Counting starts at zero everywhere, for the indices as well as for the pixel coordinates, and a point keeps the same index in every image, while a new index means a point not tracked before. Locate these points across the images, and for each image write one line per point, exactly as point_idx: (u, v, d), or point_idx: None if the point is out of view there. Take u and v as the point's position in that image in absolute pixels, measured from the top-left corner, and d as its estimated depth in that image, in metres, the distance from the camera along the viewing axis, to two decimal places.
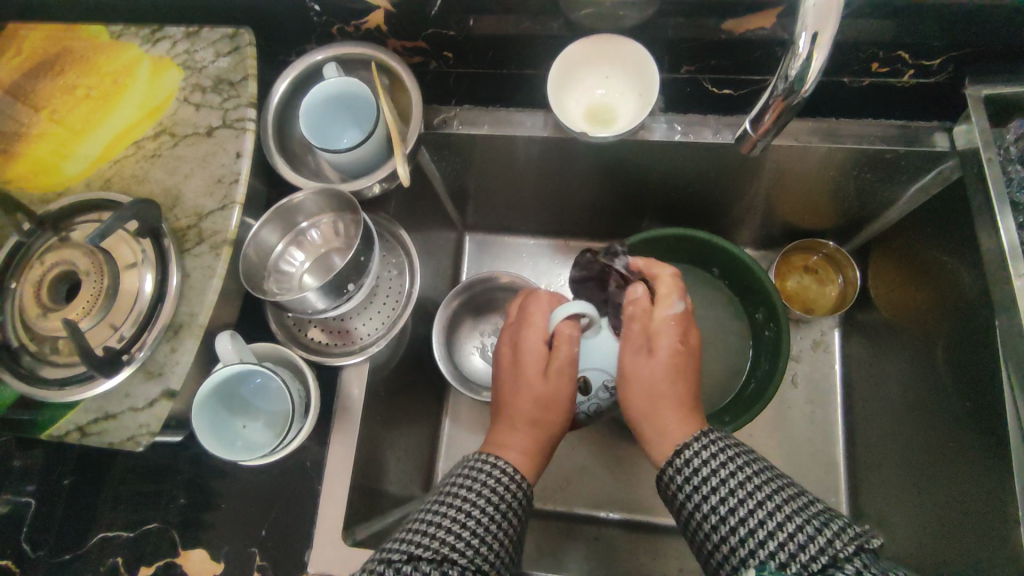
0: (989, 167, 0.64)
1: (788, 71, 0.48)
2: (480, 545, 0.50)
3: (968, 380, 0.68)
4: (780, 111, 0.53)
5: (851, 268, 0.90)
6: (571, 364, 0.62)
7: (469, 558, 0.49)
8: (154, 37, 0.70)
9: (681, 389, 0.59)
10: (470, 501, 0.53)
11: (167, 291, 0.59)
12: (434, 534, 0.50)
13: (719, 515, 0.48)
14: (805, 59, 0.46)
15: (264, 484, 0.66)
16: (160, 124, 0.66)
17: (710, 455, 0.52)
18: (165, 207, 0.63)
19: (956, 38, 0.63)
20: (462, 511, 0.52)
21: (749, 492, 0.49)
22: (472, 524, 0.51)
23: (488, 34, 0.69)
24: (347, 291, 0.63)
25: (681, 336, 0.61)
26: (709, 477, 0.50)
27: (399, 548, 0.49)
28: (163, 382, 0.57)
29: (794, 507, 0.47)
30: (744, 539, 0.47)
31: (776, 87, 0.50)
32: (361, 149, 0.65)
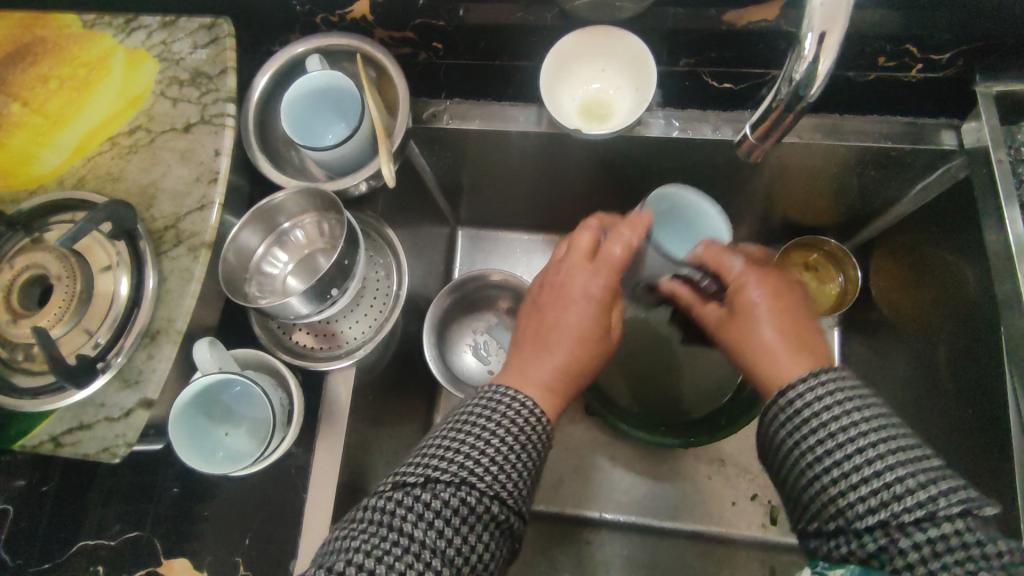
0: (999, 166, 0.62)
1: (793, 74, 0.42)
2: (500, 474, 0.48)
3: (969, 384, 0.67)
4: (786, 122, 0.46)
5: (852, 267, 0.87)
6: (619, 265, 0.62)
7: (486, 484, 0.47)
8: (129, 27, 0.66)
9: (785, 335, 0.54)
10: (491, 429, 0.50)
11: (143, 295, 0.57)
12: (450, 459, 0.47)
13: (816, 455, 0.45)
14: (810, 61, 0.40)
15: (247, 491, 0.65)
16: (136, 119, 0.63)
17: (819, 393, 0.46)
18: (140, 207, 0.60)
19: (967, 32, 0.60)
20: (481, 439, 0.49)
21: (856, 437, 0.44)
22: (491, 453, 0.48)
23: (478, 23, 0.66)
24: (331, 296, 0.60)
25: (764, 283, 0.57)
26: (810, 416, 0.46)
27: (415, 472, 0.47)
28: (140, 391, 0.55)
29: (900, 458, 0.42)
30: (836, 481, 0.43)
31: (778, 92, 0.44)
32: (347, 145, 0.63)
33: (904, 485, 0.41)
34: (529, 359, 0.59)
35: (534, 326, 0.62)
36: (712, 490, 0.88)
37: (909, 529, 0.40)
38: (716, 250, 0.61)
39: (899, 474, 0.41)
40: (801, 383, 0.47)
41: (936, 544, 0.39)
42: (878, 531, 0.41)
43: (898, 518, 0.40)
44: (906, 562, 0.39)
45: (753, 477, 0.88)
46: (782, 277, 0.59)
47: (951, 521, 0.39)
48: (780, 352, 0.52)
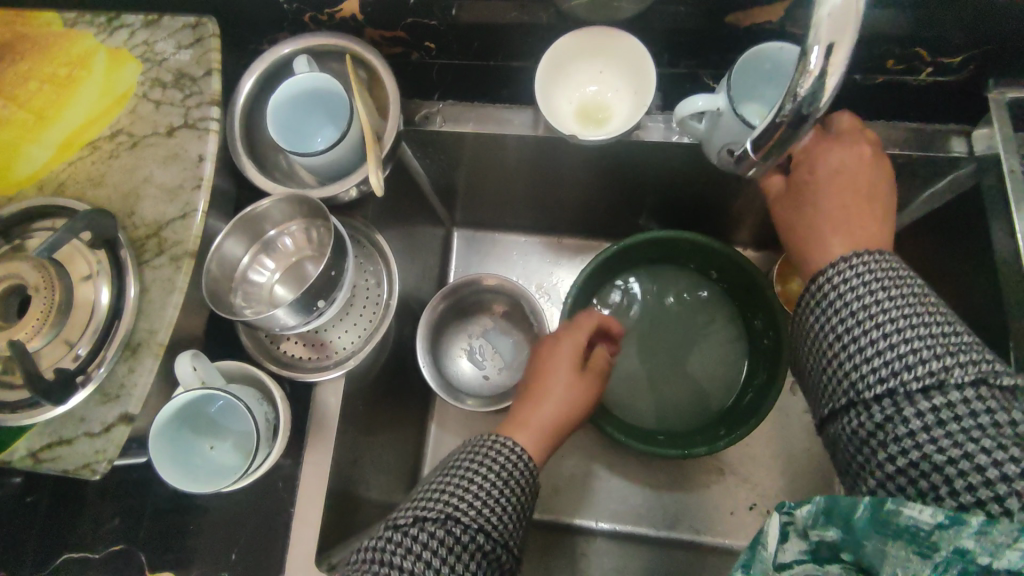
0: (1011, 178, 0.60)
1: (798, 91, 0.37)
2: (484, 509, 0.52)
3: None
4: (783, 145, 0.42)
5: None
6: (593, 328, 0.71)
7: (471, 517, 0.51)
8: (110, 25, 0.64)
9: (850, 212, 0.55)
10: (476, 473, 0.54)
11: (124, 306, 0.55)
12: (438, 498, 0.52)
13: (839, 327, 0.46)
14: (818, 77, 0.36)
15: (234, 504, 0.64)
16: (118, 122, 0.61)
17: (849, 271, 0.47)
18: (122, 214, 0.58)
19: (981, 35, 0.57)
20: (467, 478, 0.54)
21: (884, 309, 0.44)
22: (476, 489, 0.53)
23: (472, 23, 0.64)
24: (318, 308, 0.59)
25: (838, 156, 0.58)
26: (839, 292, 0.47)
27: (406, 513, 0.52)
28: (121, 406, 0.53)
29: (919, 331, 0.43)
30: (854, 354, 0.44)
31: (778, 110, 0.39)
32: (336, 150, 0.61)
33: (922, 356, 0.42)
34: (523, 406, 0.65)
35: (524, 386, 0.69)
36: (709, 499, 0.86)
37: (917, 397, 0.41)
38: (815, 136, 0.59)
39: (920, 351, 0.42)
40: (846, 258, 0.48)
41: (942, 413, 0.40)
42: (887, 399, 0.42)
43: (909, 385, 0.41)
44: (910, 427, 0.40)
45: (751, 486, 0.86)
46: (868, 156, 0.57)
47: (961, 391, 0.40)
48: (830, 231, 0.55)
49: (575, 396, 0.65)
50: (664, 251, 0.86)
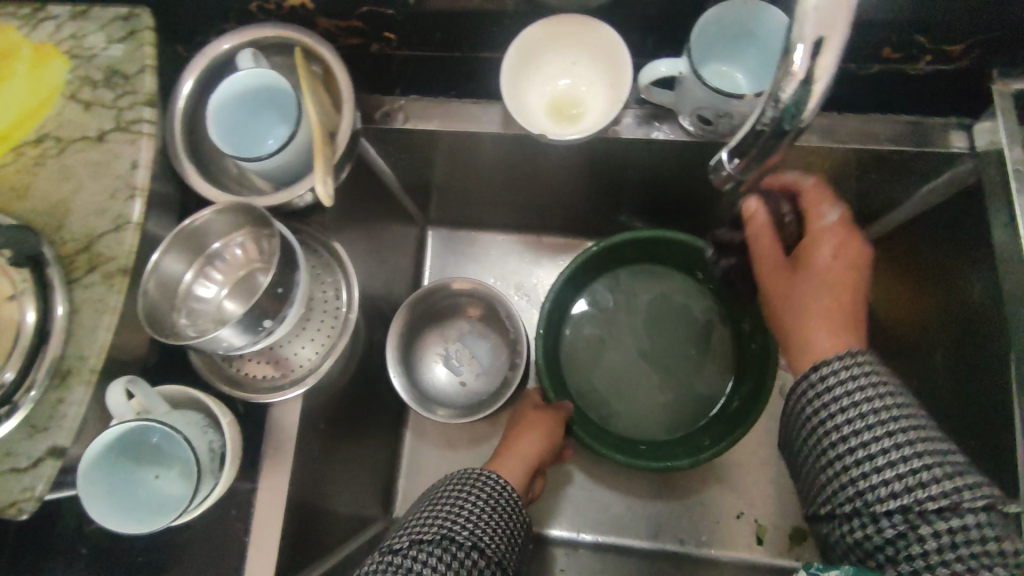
0: (1015, 175, 0.55)
1: (780, 94, 0.32)
2: (478, 529, 0.54)
3: (974, 414, 0.62)
4: (765, 156, 0.37)
5: None
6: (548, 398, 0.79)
7: (466, 537, 0.53)
8: (36, 18, 0.59)
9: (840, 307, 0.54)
10: (470, 501, 0.56)
11: (52, 328, 0.51)
12: (433, 522, 0.53)
13: (835, 443, 0.47)
14: (803, 82, 0.31)
15: (187, 531, 0.60)
16: (44, 125, 0.56)
17: (843, 381, 0.48)
18: (49, 227, 0.53)
19: (985, 21, 0.52)
20: (459, 504, 0.56)
21: (883, 430, 0.45)
22: (468, 512, 0.55)
23: (432, 11, 0.59)
24: (264, 328, 0.54)
25: (839, 245, 0.57)
26: (833, 404, 0.48)
27: (402, 540, 0.53)
28: (49, 438, 0.49)
29: (920, 452, 0.44)
30: (853, 472, 0.46)
31: (760, 117, 0.35)
32: (284, 153, 0.56)
33: (929, 465, 0.43)
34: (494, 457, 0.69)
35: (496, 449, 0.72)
36: (695, 509, 0.83)
37: (930, 524, 0.42)
38: (812, 184, 0.60)
39: (927, 460, 0.44)
40: (837, 361, 0.49)
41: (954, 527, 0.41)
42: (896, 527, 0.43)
43: (923, 504, 0.42)
44: (923, 555, 0.42)
45: (739, 495, 0.83)
46: (855, 251, 0.57)
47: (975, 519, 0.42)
48: (822, 316, 0.53)
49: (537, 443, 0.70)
50: (648, 249, 0.81)
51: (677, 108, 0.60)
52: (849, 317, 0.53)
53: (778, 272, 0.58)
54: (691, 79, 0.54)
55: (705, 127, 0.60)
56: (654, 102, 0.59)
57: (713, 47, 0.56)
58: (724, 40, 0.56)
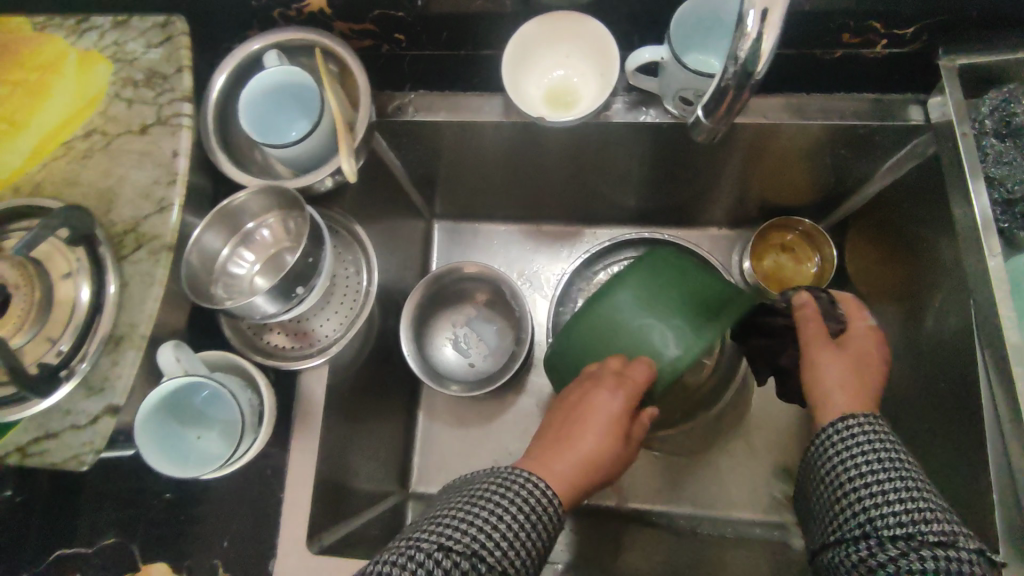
0: (964, 140, 0.61)
1: (737, 53, 0.39)
2: (509, 550, 0.48)
3: (941, 364, 0.68)
4: (732, 108, 0.43)
5: (829, 247, 0.86)
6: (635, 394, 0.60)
7: (496, 559, 0.48)
8: (80, 27, 0.65)
9: (864, 386, 0.61)
10: (509, 513, 0.50)
11: (105, 300, 0.56)
12: (464, 529, 0.48)
13: (848, 494, 0.52)
14: (755, 39, 0.38)
15: (224, 492, 0.65)
16: (91, 122, 0.62)
17: (859, 438, 0.54)
18: (99, 211, 0.59)
19: (930, 7, 0.59)
20: (496, 513, 0.50)
21: (890, 486, 0.51)
22: (505, 527, 0.49)
23: (438, 13, 0.65)
24: (297, 294, 0.60)
25: (871, 344, 0.65)
26: (850, 460, 0.54)
27: (429, 540, 0.47)
28: (105, 397, 0.54)
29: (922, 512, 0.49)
30: (861, 523, 0.51)
31: (723, 75, 0.41)
32: (309, 141, 0.62)
33: (933, 505, 0.49)
34: (547, 447, 0.59)
35: (547, 427, 0.62)
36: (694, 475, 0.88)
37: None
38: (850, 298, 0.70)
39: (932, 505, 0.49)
40: (863, 418, 0.56)
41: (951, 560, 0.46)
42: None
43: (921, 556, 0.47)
44: None
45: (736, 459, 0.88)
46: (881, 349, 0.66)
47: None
48: (848, 387, 0.61)
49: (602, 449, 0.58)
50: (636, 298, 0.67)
51: (660, 91, 0.66)
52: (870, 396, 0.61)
53: (820, 344, 0.65)
54: (671, 63, 0.61)
55: (687, 108, 0.66)
56: (643, 87, 0.66)
57: (692, 34, 0.63)
58: (701, 28, 0.63)
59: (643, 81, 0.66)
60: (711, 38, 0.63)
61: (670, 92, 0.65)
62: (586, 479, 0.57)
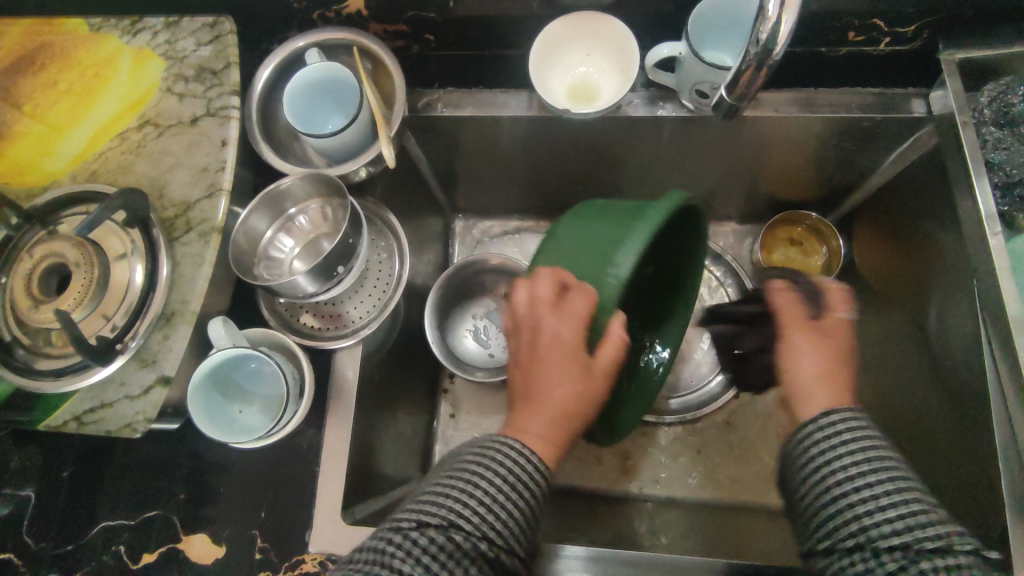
0: (965, 132, 0.65)
1: (758, 34, 0.43)
2: (488, 516, 0.50)
3: (935, 343, 0.70)
4: (754, 83, 0.48)
5: (836, 238, 0.89)
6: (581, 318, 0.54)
7: (473, 526, 0.49)
8: (134, 28, 0.69)
9: (833, 380, 0.61)
10: (486, 481, 0.51)
11: (158, 278, 0.60)
12: (443, 502, 0.50)
13: (838, 504, 0.52)
14: (774, 21, 0.42)
15: (261, 466, 0.68)
16: (144, 115, 0.66)
17: (842, 447, 0.54)
18: (152, 196, 0.63)
19: (930, 5, 0.63)
20: (471, 485, 0.51)
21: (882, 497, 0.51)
22: (481, 495, 0.51)
23: (468, 14, 0.70)
24: (337, 274, 0.63)
25: (825, 342, 0.64)
26: (837, 468, 0.53)
27: (411, 516, 0.50)
28: (158, 369, 0.57)
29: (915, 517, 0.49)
30: (853, 532, 0.51)
31: (746, 55, 0.46)
32: (348, 132, 0.66)
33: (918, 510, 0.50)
34: (523, 391, 0.58)
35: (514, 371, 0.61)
36: None
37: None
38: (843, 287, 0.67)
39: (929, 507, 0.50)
40: (843, 419, 0.56)
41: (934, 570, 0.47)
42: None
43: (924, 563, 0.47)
44: None
45: None
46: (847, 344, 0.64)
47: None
48: (826, 380, 0.60)
49: (585, 381, 0.56)
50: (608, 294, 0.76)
51: (676, 85, 0.70)
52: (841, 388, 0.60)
53: (798, 331, 0.64)
54: (688, 57, 0.65)
55: (703, 102, 0.70)
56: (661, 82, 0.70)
57: (708, 31, 0.67)
58: (717, 25, 0.67)
59: (661, 77, 0.70)
60: (725, 33, 0.67)
61: (687, 87, 0.69)
62: (566, 419, 0.56)
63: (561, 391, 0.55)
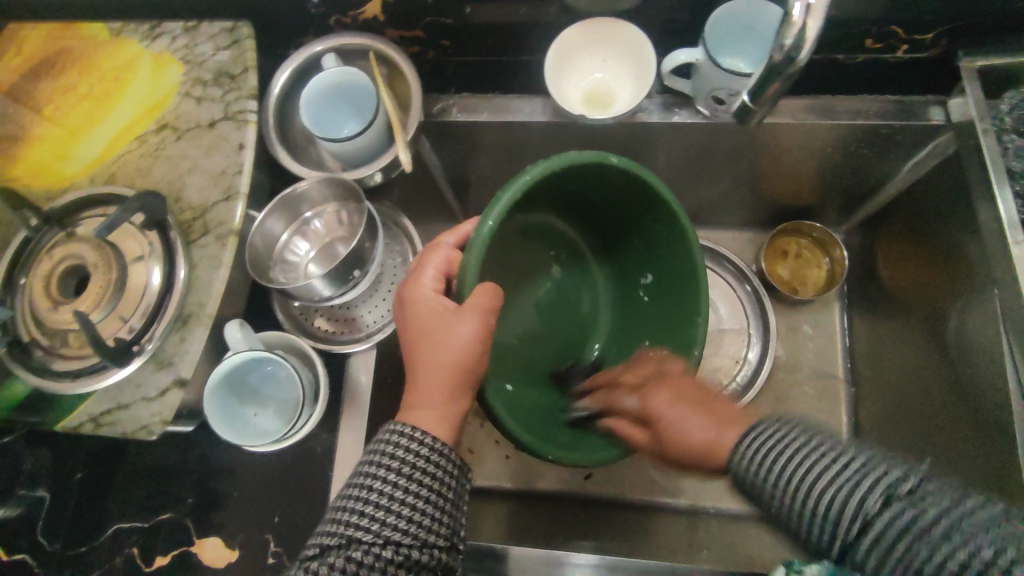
0: (985, 139, 0.64)
1: (782, 40, 0.43)
2: (414, 517, 0.49)
3: (955, 355, 0.69)
4: (777, 89, 0.47)
5: (838, 249, 0.89)
6: (471, 308, 0.54)
7: (402, 533, 0.48)
8: (154, 32, 0.70)
9: (708, 423, 0.55)
10: (403, 485, 0.50)
11: (175, 281, 0.60)
12: (360, 516, 0.49)
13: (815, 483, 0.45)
14: (800, 27, 0.42)
15: (274, 470, 0.68)
16: (162, 118, 0.66)
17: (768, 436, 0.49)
18: (169, 199, 0.63)
19: (950, 12, 0.63)
20: (392, 489, 0.50)
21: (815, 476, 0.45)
22: (404, 498, 0.49)
23: (484, 21, 0.70)
24: (353, 278, 0.64)
25: (677, 392, 0.58)
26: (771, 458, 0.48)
27: (337, 533, 0.49)
28: (174, 371, 0.57)
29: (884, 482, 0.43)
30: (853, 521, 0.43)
31: (769, 59, 0.45)
32: (364, 136, 0.66)
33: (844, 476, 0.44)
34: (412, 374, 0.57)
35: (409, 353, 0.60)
36: None
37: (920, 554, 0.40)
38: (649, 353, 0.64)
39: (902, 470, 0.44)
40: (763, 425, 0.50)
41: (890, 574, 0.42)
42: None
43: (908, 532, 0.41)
44: None
45: None
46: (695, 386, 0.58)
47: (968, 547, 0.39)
48: (703, 428, 0.54)
49: (482, 324, 0.54)
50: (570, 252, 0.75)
51: (692, 90, 0.70)
52: (726, 426, 0.54)
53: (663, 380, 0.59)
54: (705, 64, 0.65)
55: (719, 107, 0.70)
56: (677, 88, 0.70)
57: (725, 38, 0.67)
58: (734, 32, 0.67)
59: (676, 84, 0.70)
60: (743, 40, 0.67)
61: (703, 93, 0.69)
62: (465, 376, 0.55)
63: (454, 344, 0.54)
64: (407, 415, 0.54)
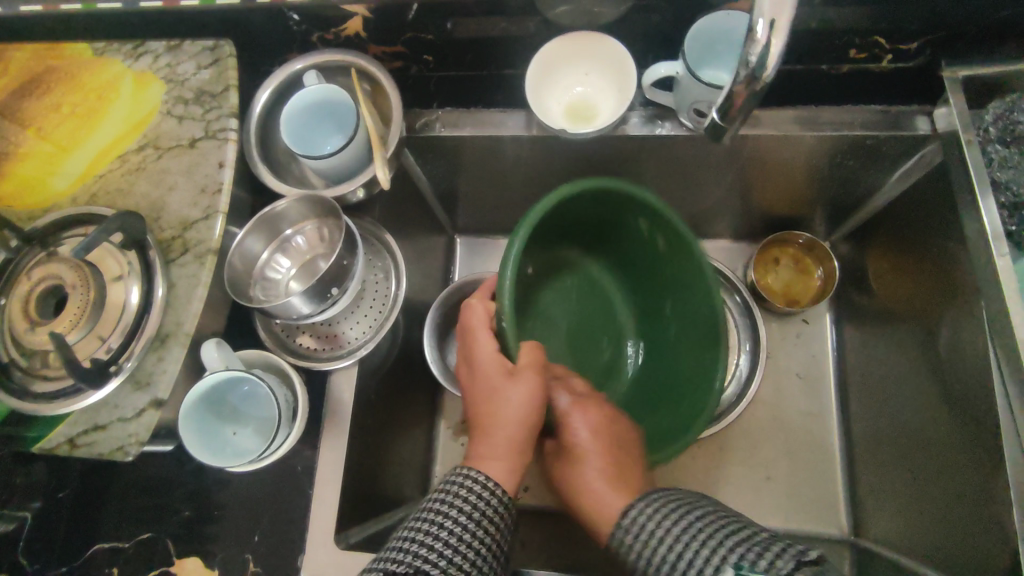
0: (969, 150, 0.64)
1: (747, 58, 0.43)
2: (478, 561, 0.50)
3: (945, 365, 0.68)
4: (744, 105, 0.48)
5: (830, 261, 0.88)
6: (533, 364, 0.60)
7: (471, 574, 0.49)
8: (136, 52, 0.70)
9: (611, 480, 0.61)
10: (472, 526, 0.51)
11: (153, 300, 0.60)
12: (422, 549, 0.49)
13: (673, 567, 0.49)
14: (764, 45, 0.42)
15: (255, 489, 0.67)
16: (145, 137, 0.67)
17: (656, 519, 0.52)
18: (149, 218, 0.63)
19: (932, 21, 0.62)
20: (461, 528, 0.51)
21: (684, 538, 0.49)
22: (471, 539, 0.50)
23: (465, 36, 0.70)
24: (331, 295, 0.63)
25: (592, 438, 0.65)
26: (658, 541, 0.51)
27: (403, 561, 0.48)
28: (151, 392, 0.57)
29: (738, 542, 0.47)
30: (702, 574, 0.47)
31: (735, 78, 0.46)
32: (344, 153, 0.66)
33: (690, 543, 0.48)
34: (476, 437, 0.59)
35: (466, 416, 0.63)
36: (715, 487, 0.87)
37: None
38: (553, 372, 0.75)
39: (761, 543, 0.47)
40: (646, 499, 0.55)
41: None
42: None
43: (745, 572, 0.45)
44: None
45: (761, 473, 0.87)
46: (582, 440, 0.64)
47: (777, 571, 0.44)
48: (600, 490, 0.60)
49: (539, 379, 0.59)
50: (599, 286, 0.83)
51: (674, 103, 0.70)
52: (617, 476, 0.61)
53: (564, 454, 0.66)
54: (685, 76, 0.64)
55: (702, 121, 0.69)
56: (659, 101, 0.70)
57: (706, 51, 0.66)
58: (716, 44, 0.66)
59: (658, 96, 0.70)
60: (726, 52, 0.67)
61: (686, 107, 0.68)
62: (528, 431, 0.59)
63: (518, 404, 0.59)
64: (478, 467, 0.56)
